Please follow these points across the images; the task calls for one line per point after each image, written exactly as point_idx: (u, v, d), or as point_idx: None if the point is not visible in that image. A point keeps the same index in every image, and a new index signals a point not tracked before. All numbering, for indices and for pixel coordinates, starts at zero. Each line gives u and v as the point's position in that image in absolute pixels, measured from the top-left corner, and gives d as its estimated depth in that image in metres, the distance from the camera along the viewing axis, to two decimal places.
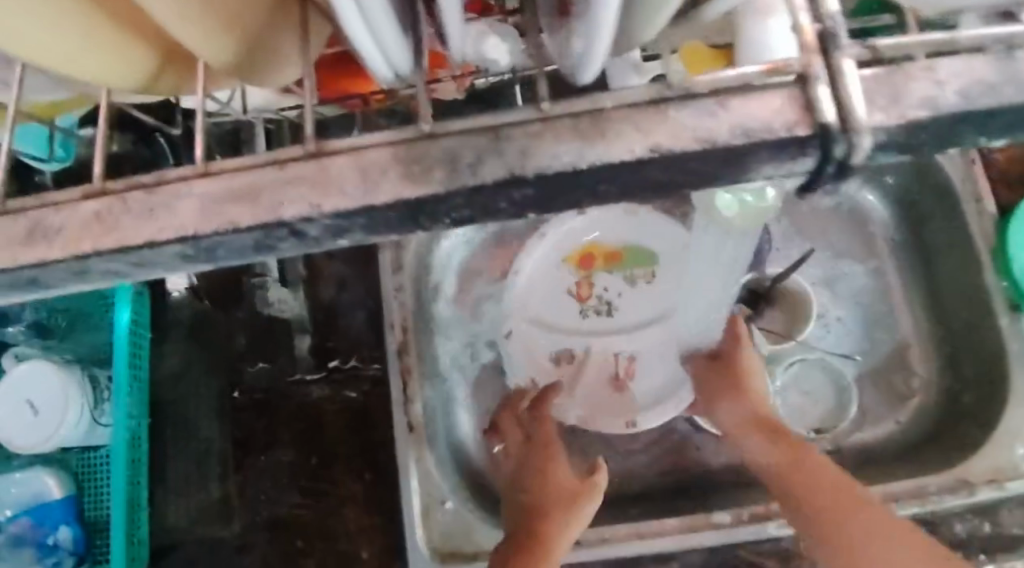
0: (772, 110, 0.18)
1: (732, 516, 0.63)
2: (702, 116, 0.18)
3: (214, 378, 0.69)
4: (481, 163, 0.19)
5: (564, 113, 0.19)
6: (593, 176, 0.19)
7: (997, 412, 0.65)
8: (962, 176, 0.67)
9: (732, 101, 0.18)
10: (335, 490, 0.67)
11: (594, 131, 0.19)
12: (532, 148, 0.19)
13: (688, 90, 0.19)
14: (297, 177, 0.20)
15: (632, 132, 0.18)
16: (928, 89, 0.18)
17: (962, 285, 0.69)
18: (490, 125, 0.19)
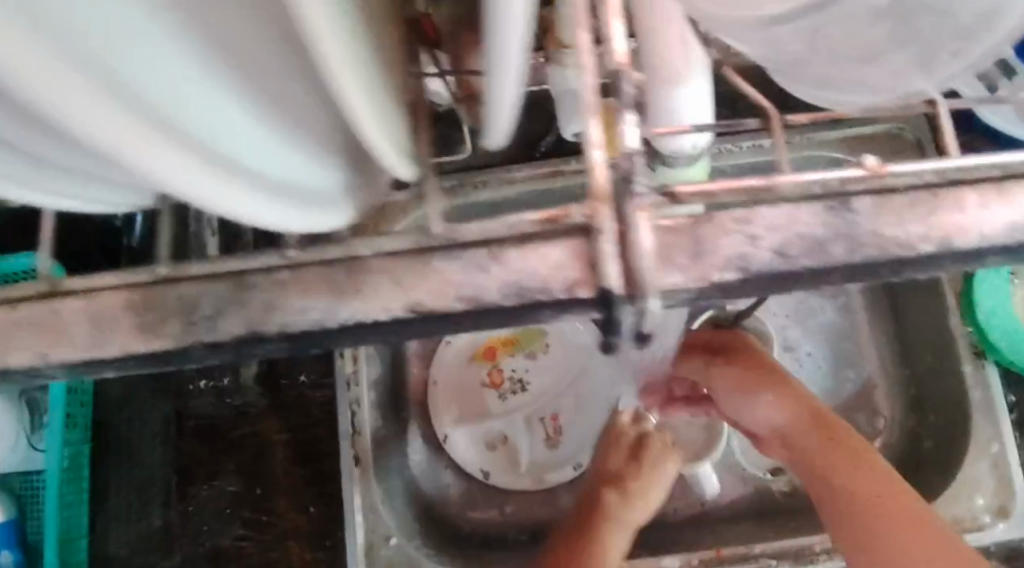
0: (547, 264, 0.20)
1: (682, 561, 0.62)
2: (473, 270, 0.21)
3: (158, 404, 0.68)
4: (220, 317, 0.22)
5: (314, 262, 0.22)
6: (363, 329, 0.22)
7: (957, 460, 0.64)
8: None
9: (505, 255, 0.21)
10: (279, 522, 0.66)
11: (348, 284, 0.22)
12: (277, 302, 0.22)
13: (461, 243, 0.21)
14: (25, 320, 0.22)
15: (391, 286, 0.21)
16: (738, 248, 0.20)
17: (928, 327, 0.68)
18: (231, 275, 0.23)
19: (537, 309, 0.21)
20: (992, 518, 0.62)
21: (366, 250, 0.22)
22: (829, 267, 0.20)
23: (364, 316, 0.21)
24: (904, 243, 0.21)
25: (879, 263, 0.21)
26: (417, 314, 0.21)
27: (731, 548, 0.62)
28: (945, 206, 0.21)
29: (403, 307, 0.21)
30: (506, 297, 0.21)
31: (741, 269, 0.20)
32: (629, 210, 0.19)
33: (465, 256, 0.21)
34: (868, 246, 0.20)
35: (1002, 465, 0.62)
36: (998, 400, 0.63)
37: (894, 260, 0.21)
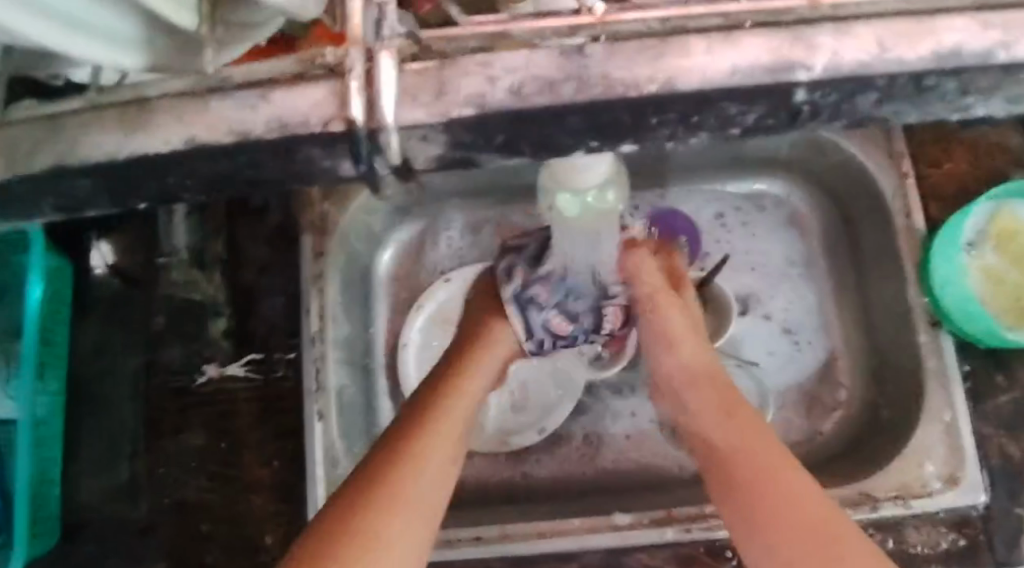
0: (305, 101, 0.27)
1: (634, 519, 0.63)
2: (297, 101, 0.27)
3: (132, 355, 0.70)
4: (90, 137, 0.29)
5: (181, 95, 0.28)
6: (235, 156, 0.28)
7: (910, 426, 0.65)
8: (892, 191, 0.66)
9: (306, 86, 0.28)
10: (244, 473, 0.67)
11: (202, 112, 0.28)
12: (148, 121, 0.28)
13: (288, 82, 0.28)
14: None
15: (240, 110, 0.28)
16: (480, 88, 0.27)
17: (888, 299, 0.69)
18: (106, 107, 0.29)
19: (297, 142, 0.28)
20: (942, 485, 0.62)
21: (215, 87, 0.28)
22: (558, 105, 0.27)
23: (213, 141, 0.28)
24: (688, 74, 0.27)
25: (607, 99, 0.27)
26: (257, 139, 0.28)
27: (682, 509, 0.63)
28: (673, 51, 0.27)
29: (237, 145, 0.28)
30: (329, 126, 0.27)
31: (476, 104, 0.27)
32: (377, 53, 0.27)
33: (295, 90, 0.27)
34: (596, 85, 0.27)
35: (953, 434, 0.62)
36: (951, 368, 0.63)
37: (621, 100, 0.27)
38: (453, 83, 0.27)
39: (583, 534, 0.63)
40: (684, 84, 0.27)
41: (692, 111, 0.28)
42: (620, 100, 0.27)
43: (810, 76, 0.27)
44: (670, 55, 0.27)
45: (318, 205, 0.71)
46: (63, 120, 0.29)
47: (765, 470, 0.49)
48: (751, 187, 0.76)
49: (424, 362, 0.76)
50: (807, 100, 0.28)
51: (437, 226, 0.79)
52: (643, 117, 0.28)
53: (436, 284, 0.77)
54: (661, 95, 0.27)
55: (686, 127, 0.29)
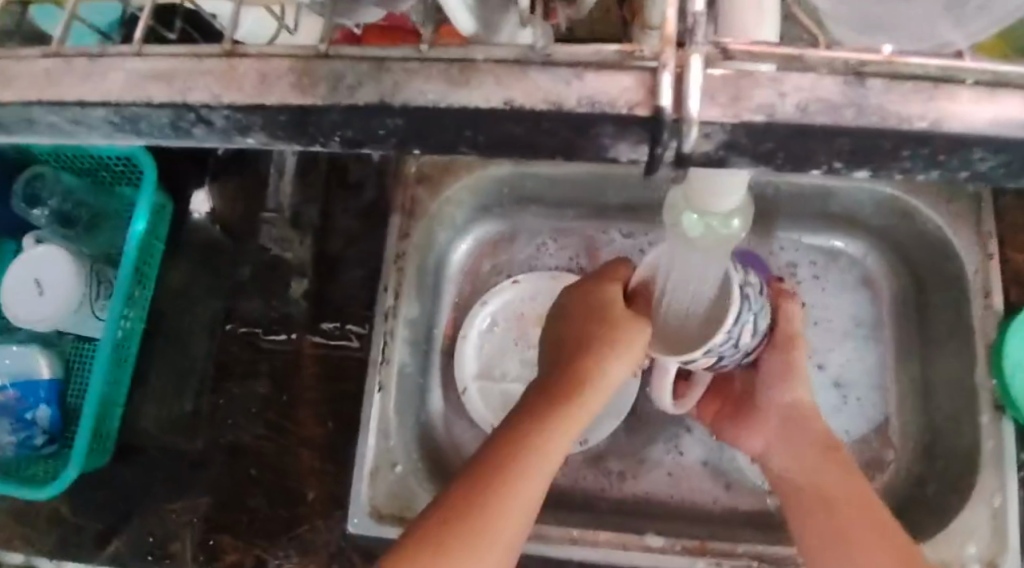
0: (618, 86, 0.26)
1: (665, 543, 0.64)
2: (556, 81, 0.27)
3: (214, 299, 0.73)
4: (358, 87, 0.28)
5: (439, 59, 0.28)
6: (462, 116, 0.28)
7: (956, 505, 0.64)
8: (975, 269, 0.66)
9: (586, 75, 0.27)
10: (297, 429, 0.69)
11: (460, 77, 0.28)
12: (403, 83, 0.28)
13: (549, 59, 0.27)
14: (208, 69, 0.29)
15: (491, 84, 0.27)
16: (769, 97, 0.26)
17: (954, 376, 0.69)
18: (372, 58, 0.29)
19: (598, 120, 0.26)
20: None
21: (479, 56, 0.28)
22: (837, 128, 0.26)
23: (464, 104, 0.27)
24: (903, 119, 0.26)
25: (878, 128, 0.26)
26: (508, 107, 0.27)
27: (715, 543, 0.63)
28: (944, 95, 0.26)
29: (501, 102, 0.27)
30: (581, 106, 0.26)
31: (766, 114, 0.26)
32: (686, 51, 0.26)
33: (552, 69, 0.27)
34: (871, 114, 0.26)
35: (1000, 520, 0.62)
36: (1009, 456, 0.63)
37: (892, 130, 0.26)
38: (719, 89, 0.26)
39: (613, 548, 0.63)
40: (953, 124, 0.26)
41: (924, 148, 0.26)
42: (869, 128, 0.26)
43: None
44: (938, 98, 0.26)
45: (411, 188, 0.73)
46: (331, 62, 0.29)
47: (850, 504, 0.57)
48: (829, 243, 0.76)
49: (481, 357, 0.77)
50: None
51: (514, 230, 0.81)
52: (852, 142, 0.26)
53: (503, 283, 0.79)
54: (929, 133, 0.26)
55: (930, 163, 0.27)
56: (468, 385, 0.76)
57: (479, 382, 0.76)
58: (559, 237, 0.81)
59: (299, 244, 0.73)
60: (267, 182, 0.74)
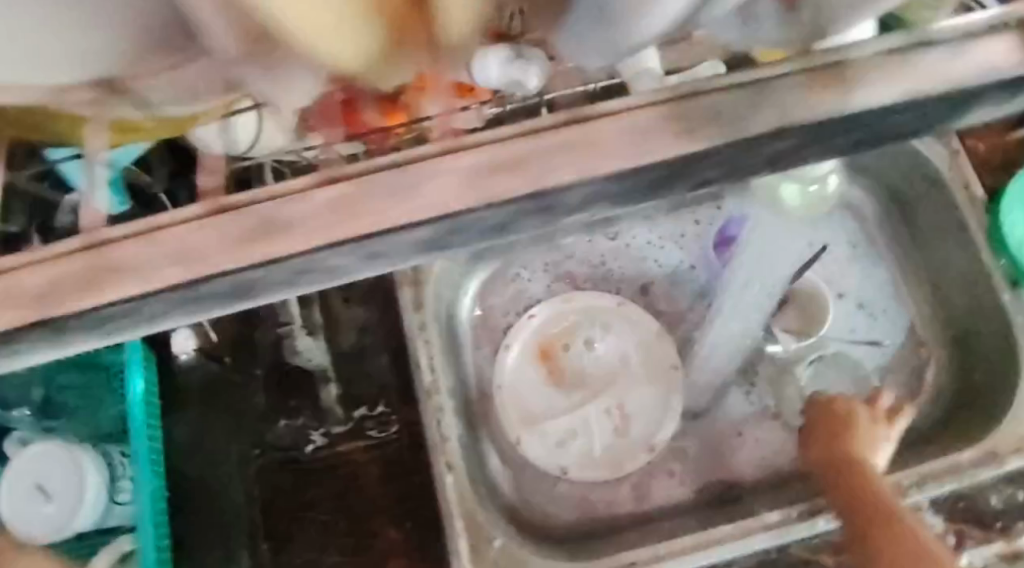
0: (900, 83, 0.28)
1: (783, 514, 0.63)
2: (838, 91, 0.28)
3: (235, 441, 0.65)
4: (624, 141, 0.28)
5: (689, 94, 0.28)
6: (715, 150, 0.28)
7: (1011, 378, 0.68)
8: (950, 167, 0.70)
9: (811, 100, 0.28)
10: (374, 542, 0.64)
11: (731, 121, 0.28)
12: (697, 127, 0.28)
13: (806, 67, 0.29)
14: (422, 175, 0.28)
15: (774, 110, 0.28)
16: None
17: (963, 272, 0.72)
18: (626, 109, 0.28)
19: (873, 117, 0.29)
20: None
21: (621, 110, 0.28)
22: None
23: (735, 137, 0.28)
24: None
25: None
26: (728, 142, 0.28)
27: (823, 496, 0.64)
28: None
29: (799, 120, 0.28)
30: (829, 112, 0.28)
31: None
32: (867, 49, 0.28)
33: (798, 84, 0.29)
34: None
35: None
36: None
37: None
38: (811, 77, 0.29)
39: (735, 539, 0.63)
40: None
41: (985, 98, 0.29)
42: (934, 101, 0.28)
43: None
44: (957, 54, 0.28)
45: None
46: (593, 122, 0.28)
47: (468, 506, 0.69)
48: None
49: (521, 401, 0.73)
50: None
51: (514, 268, 0.75)
52: None
53: (521, 320, 0.75)
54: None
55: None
56: (522, 434, 0.72)
57: (532, 428, 0.73)
58: (557, 253, 0.76)
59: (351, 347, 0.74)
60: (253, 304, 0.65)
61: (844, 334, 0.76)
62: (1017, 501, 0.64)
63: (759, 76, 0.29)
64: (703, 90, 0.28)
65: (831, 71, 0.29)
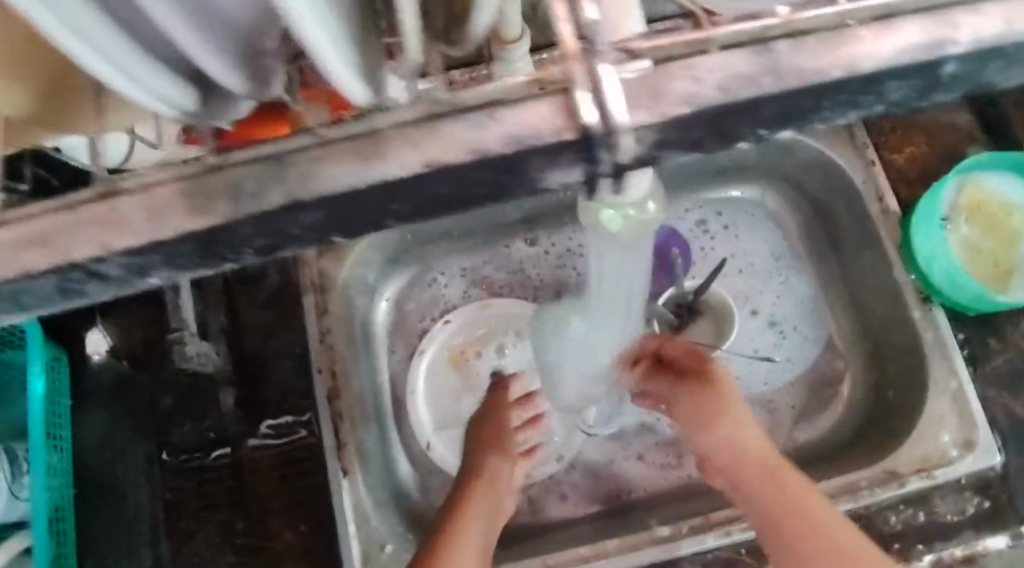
0: (537, 114, 0.21)
1: (672, 530, 0.64)
2: (475, 128, 0.21)
3: (140, 441, 0.67)
4: (263, 190, 0.23)
5: (344, 137, 0.22)
6: (383, 192, 0.22)
7: (918, 397, 0.67)
8: (863, 179, 0.70)
9: (500, 113, 0.21)
10: (270, 543, 0.65)
11: (372, 151, 0.22)
12: (312, 171, 0.22)
13: (462, 106, 0.22)
14: (87, 219, 0.23)
15: (409, 150, 0.22)
16: (688, 86, 0.21)
17: (877, 286, 0.71)
18: (269, 156, 0.23)
19: (531, 155, 0.21)
20: (959, 451, 0.65)
21: (384, 123, 0.22)
22: (752, 98, 0.21)
23: (388, 176, 0.22)
24: (819, 73, 0.21)
25: (797, 90, 0.21)
26: (431, 168, 0.22)
27: (717, 513, 0.65)
28: (848, 40, 0.22)
29: (420, 165, 0.22)
30: (505, 147, 0.21)
31: (691, 105, 0.21)
32: (590, 65, 0.21)
33: (467, 116, 0.21)
34: (792, 77, 0.21)
35: (961, 400, 0.65)
36: (947, 338, 0.66)
37: (814, 85, 0.21)
38: (351, 144, 0.22)
39: (626, 552, 0.63)
40: (866, 60, 0.22)
41: (542, 161, 0.22)
42: (491, 162, 0.21)
43: (961, 51, 0.22)
44: (488, 118, 0.21)
45: (314, 262, 0.68)
46: (229, 171, 0.23)
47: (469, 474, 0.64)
48: (728, 195, 0.78)
49: (433, 406, 0.74)
50: None
51: (431, 272, 0.76)
52: (781, 108, 0.22)
53: (436, 327, 0.76)
54: (846, 79, 0.22)
55: (851, 108, 0.23)
56: (431, 438, 0.74)
57: (442, 432, 0.74)
58: (475, 259, 0.77)
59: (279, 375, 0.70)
60: (162, 307, 0.68)
61: (755, 350, 0.76)
62: (914, 522, 0.64)
63: (273, 148, 0.23)
64: (346, 134, 0.22)
65: (367, 137, 0.22)
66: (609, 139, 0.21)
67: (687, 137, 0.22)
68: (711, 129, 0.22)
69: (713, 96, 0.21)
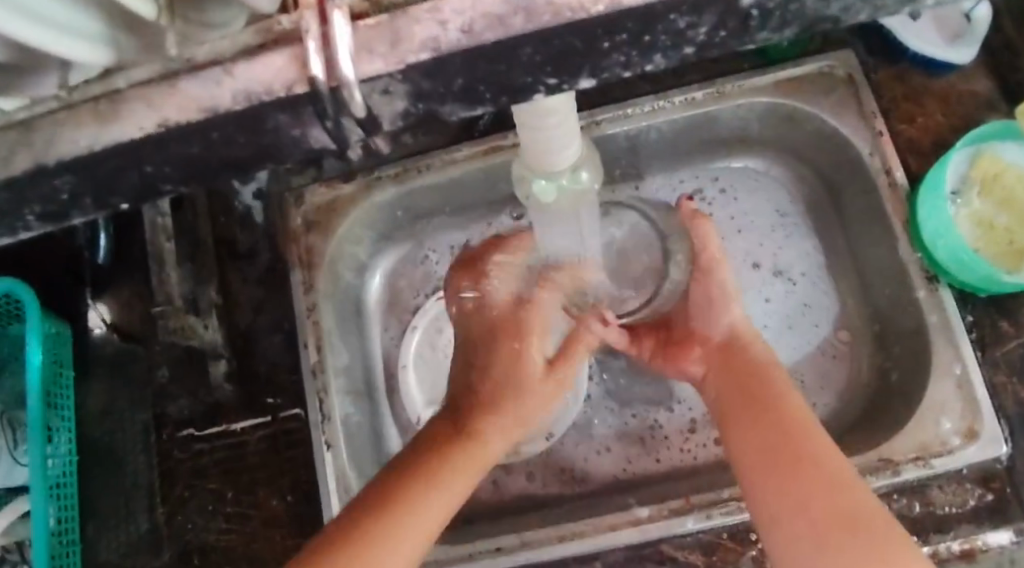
0: (270, 68, 0.27)
1: (654, 510, 0.63)
2: (207, 85, 0.28)
3: (140, 410, 0.69)
4: (12, 157, 0.29)
5: (83, 101, 0.29)
6: (109, 153, 0.28)
7: (922, 379, 0.64)
8: (870, 150, 0.66)
9: (235, 69, 0.27)
10: (259, 511, 0.66)
11: (108, 111, 0.28)
12: (56, 137, 0.29)
13: (195, 66, 0.28)
14: None
15: (142, 109, 0.28)
16: (432, 30, 0.26)
17: (885, 263, 0.67)
18: (19, 123, 0.29)
19: (266, 111, 0.27)
20: (962, 440, 0.61)
21: (122, 84, 0.29)
22: (512, 37, 0.26)
23: (121, 136, 0.28)
24: (578, 9, 0.26)
25: (558, 25, 0.26)
26: (163, 127, 0.28)
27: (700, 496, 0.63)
28: None
29: (155, 123, 0.28)
30: (236, 103, 0.27)
31: (432, 49, 0.26)
32: (326, 8, 0.26)
33: (201, 75, 0.28)
34: (543, 12, 0.26)
35: (966, 386, 0.61)
36: (955, 320, 0.62)
37: (570, 23, 0.26)
38: (92, 106, 0.29)
39: (600, 533, 0.63)
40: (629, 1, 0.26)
41: (279, 114, 0.28)
42: (222, 117, 0.28)
43: None
44: (222, 76, 0.28)
45: (302, 238, 0.70)
46: None
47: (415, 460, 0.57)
48: (731, 165, 0.76)
49: (424, 382, 0.75)
50: (755, 4, 0.26)
51: (424, 250, 0.77)
52: (537, 51, 0.27)
53: (430, 303, 0.76)
54: (610, 14, 0.26)
55: (640, 48, 0.28)
56: (422, 414, 0.74)
57: (434, 408, 0.74)
58: (471, 235, 0.77)
59: (275, 337, 0.69)
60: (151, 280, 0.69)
61: (765, 300, 0.73)
62: (907, 512, 0.60)
63: (28, 113, 0.29)
64: (87, 95, 0.29)
65: (108, 101, 0.29)
66: (337, 93, 0.27)
67: (448, 78, 0.27)
68: (467, 73, 0.27)
69: (455, 38, 0.26)
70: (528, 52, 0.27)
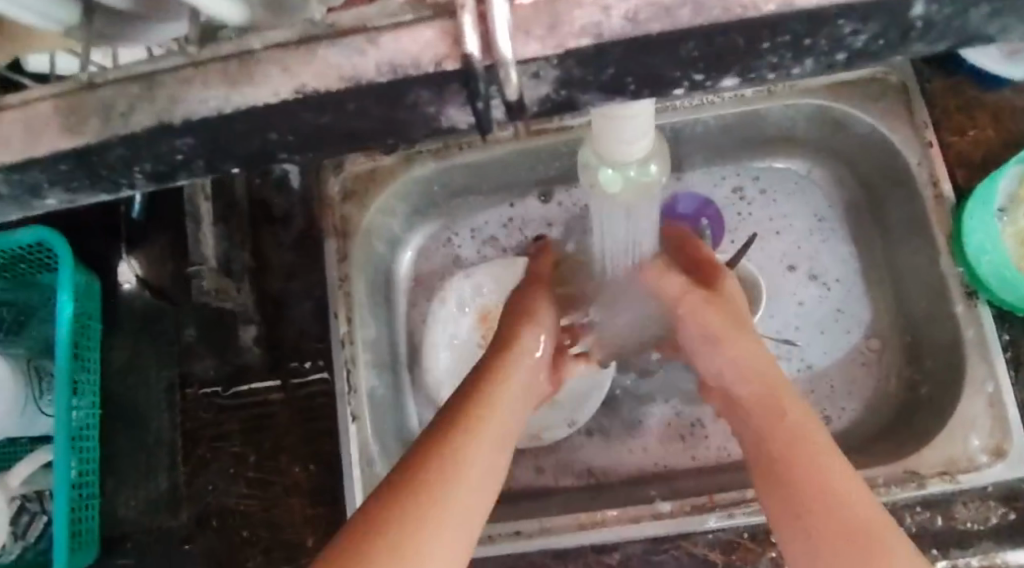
0: (420, 42, 0.26)
1: (675, 506, 0.63)
2: (351, 54, 0.27)
3: (165, 369, 0.69)
4: (132, 112, 0.29)
5: (214, 59, 0.28)
6: (236, 115, 0.28)
7: (953, 394, 0.64)
8: (918, 160, 0.65)
9: (380, 39, 0.27)
10: (281, 478, 0.66)
11: (240, 74, 0.28)
12: (179, 94, 0.28)
13: (340, 32, 0.27)
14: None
15: (279, 74, 0.27)
16: (593, 16, 0.26)
17: (924, 274, 0.67)
18: (141, 77, 0.29)
19: (407, 85, 0.27)
20: (989, 458, 0.61)
21: (256, 44, 0.28)
22: (677, 30, 0.26)
23: (255, 100, 0.28)
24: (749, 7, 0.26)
25: (723, 22, 0.26)
26: (301, 95, 0.27)
27: (723, 494, 0.63)
28: None
29: (292, 91, 0.27)
30: (381, 73, 0.27)
31: (593, 35, 0.26)
32: None
33: (344, 42, 0.27)
34: (713, 6, 0.26)
35: (997, 405, 0.61)
36: (992, 339, 0.62)
37: (737, 20, 0.26)
38: (222, 67, 0.28)
39: (625, 524, 0.63)
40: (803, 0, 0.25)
41: (423, 89, 0.27)
42: (364, 88, 0.27)
43: None
44: (366, 46, 0.27)
45: (338, 207, 0.69)
46: (99, 91, 0.29)
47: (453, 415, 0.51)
48: (770, 165, 0.75)
49: (448, 360, 0.74)
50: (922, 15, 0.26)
51: (449, 232, 0.77)
52: (698, 46, 0.27)
53: (455, 280, 0.75)
54: (781, 14, 0.26)
55: (796, 51, 0.27)
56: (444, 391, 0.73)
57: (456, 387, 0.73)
58: (501, 217, 0.77)
59: (307, 306, 0.69)
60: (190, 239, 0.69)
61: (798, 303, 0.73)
62: (930, 525, 0.61)
63: (155, 68, 0.29)
64: (217, 56, 0.28)
65: (240, 62, 0.28)
66: (492, 72, 0.26)
67: (600, 66, 0.27)
68: (621, 64, 0.27)
69: (619, 24, 0.26)
70: (686, 47, 0.27)
